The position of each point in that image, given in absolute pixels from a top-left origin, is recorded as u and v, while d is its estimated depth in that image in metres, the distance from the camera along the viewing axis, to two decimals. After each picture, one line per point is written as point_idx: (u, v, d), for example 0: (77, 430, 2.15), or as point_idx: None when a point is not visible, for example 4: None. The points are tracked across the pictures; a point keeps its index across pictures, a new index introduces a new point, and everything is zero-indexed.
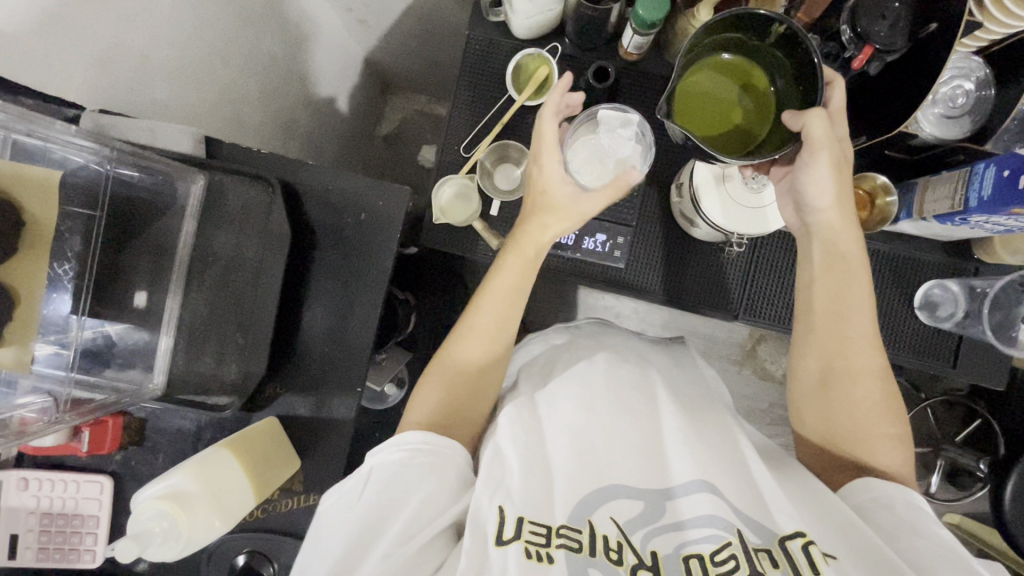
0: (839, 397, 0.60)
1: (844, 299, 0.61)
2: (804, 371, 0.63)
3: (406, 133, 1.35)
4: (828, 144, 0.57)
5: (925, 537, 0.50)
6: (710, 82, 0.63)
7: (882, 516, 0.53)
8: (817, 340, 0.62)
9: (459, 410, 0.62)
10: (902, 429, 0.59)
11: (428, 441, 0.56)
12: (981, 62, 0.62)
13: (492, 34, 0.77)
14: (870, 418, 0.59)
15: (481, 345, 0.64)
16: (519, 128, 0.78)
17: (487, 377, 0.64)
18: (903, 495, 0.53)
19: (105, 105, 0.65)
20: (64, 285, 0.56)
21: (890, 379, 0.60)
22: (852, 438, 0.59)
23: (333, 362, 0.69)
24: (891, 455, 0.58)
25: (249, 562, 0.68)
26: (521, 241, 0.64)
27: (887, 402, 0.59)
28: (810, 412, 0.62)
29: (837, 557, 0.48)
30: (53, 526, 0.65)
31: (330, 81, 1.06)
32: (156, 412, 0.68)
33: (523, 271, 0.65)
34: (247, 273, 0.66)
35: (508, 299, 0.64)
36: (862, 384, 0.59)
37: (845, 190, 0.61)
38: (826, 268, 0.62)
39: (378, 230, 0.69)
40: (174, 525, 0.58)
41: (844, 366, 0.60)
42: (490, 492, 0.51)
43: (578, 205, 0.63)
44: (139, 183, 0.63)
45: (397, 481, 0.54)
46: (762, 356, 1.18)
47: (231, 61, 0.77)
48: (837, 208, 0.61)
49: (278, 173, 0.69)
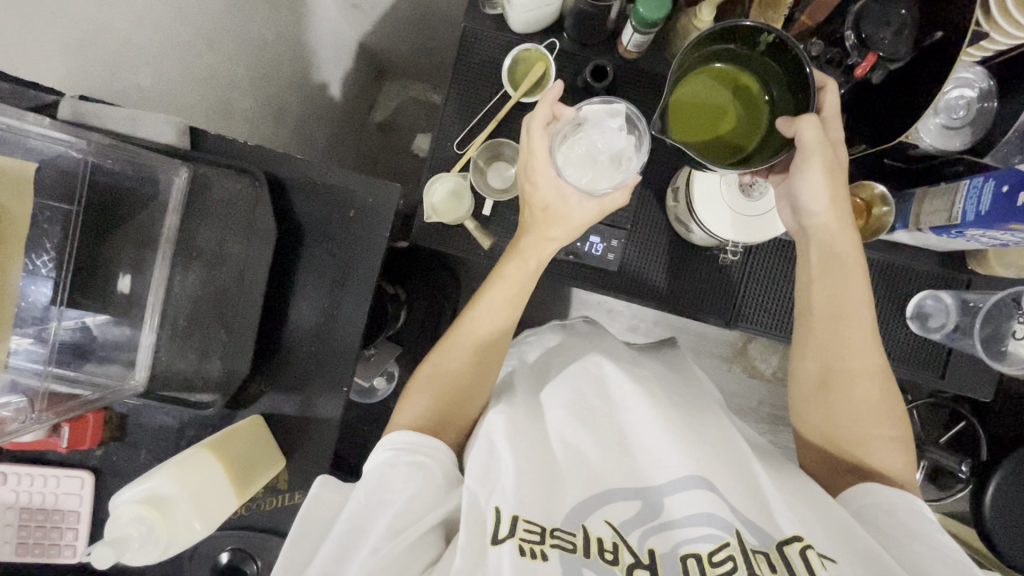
0: (839, 397, 0.60)
1: (846, 298, 0.61)
2: (803, 372, 0.63)
3: (400, 120, 1.32)
4: (821, 148, 0.57)
5: (924, 541, 0.50)
6: (702, 89, 0.62)
7: (880, 522, 0.53)
8: (817, 339, 0.62)
9: (446, 417, 0.61)
10: (901, 432, 0.59)
11: (413, 442, 0.56)
12: (984, 72, 0.61)
13: (488, 27, 0.75)
14: (869, 420, 0.58)
15: (468, 353, 0.64)
16: (515, 125, 0.76)
17: (475, 386, 0.64)
18: (904, 501, 0.53)
19: (84, 91, 0.62)
20: (42, 278, 0.55)
21: (889, 379, 0.60)
22: (852, 440, 0.59)
23: (319, 359, 0.68)
24: (891, 457, 0.57)
25: (232, 559, 0.68)
26: (524, 250, 0.65)
27: (887, 402, 0.59)
28: (808, 412, 0.62)
29: (835, 560, 0.47)
30: (33, 521, 0.64)
31: (323, 66, 1.03)
32: (137, 408, 0.66)
33: (526, 280, 0.66)
34: (232, 269, 0.64)
35: (508, 306, 0.65)
36: (860, 385, 0.59)
37: (840, 194, 0.60)
38: (830, 267, 0.61)
39: (369, 224, 0.67)
40: (153, 530, 0.56)
41: (843, 368, 0.60)
42: (487, 492, 0.51)
43: (574, 209, 0.64)
44: (120, 172, 0.61)
45: (383, 480, 0.53)
46: (752, 355, 1.19)
47: (219, 46, 0.75)
48: (833, 211, 0.60)
49: (265, 165, 0.67)
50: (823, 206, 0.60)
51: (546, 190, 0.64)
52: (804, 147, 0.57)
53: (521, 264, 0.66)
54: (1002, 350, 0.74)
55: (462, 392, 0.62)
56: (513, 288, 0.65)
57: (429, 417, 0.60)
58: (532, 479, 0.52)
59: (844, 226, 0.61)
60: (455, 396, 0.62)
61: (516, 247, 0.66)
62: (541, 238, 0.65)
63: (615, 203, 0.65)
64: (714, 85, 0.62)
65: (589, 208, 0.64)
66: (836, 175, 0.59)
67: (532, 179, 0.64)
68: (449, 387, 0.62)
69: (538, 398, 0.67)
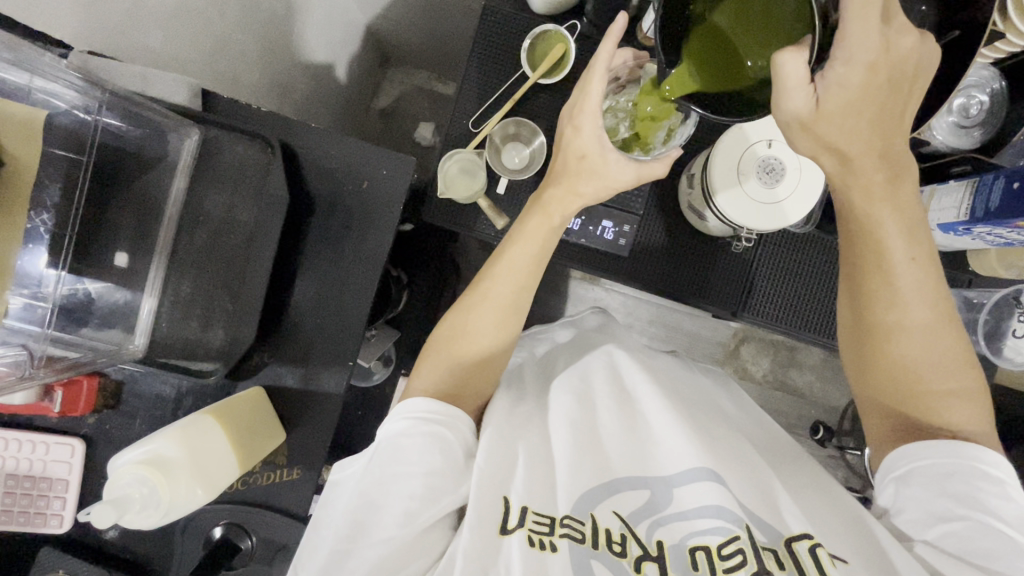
0: (873, 350, 0.56)
1: (880, 248, 0.54)
2: (843, 318, 0.59)
3: (404, 108, 1.32)
4: (803, 91, 0.47)
5: (971, 511, 0.47)
6: (700, 58, 0.51)
7: (932, 486, 0.50)
8: (847, 290, 0.58)
9: (466, 381, 0.61)
10: (964, 386, 0.53)
11: (428, 411, 0.56)
12: (996, 73, 0.63)
13: (508, 8, 0.75)
14: (919, 375, 0.54)
15: (494, 314, 0.63)
16: (530, 107, 0.76)
17: (495, 353, 0.63)
18: (966, 470, 0.49)
19: (94, 47, 0.60)
20: (41, 236, 0.53)
21: (947, 328, 0.54)
22: (903, 396, 0.54)
23: (324, 333, 0.67)
24: (956, 414, 0.52)
25: (226, 535, 0.66)
26: (547, 204, 0.64)
27: (938, 351, 0.53)
28: (851, 368, 0.59)
29: (847, 561, 0.47)
30: (18, 488, 0.61)
31: (331, 46, 1.01)
32: (135, 374, 0.65)
33: (546, 236, 0.64)
34: (240, 238, 0.63)
35: (526, 266, 0.64)
36: (896, 342, 0.54)
37: (878, 124, 0.51)
38: (857, 211, 0.55)
39: (380, 199, 0.66)
40: (154, 492, 0.56)
41: (881, 319, 0.55)
42: (494, 481, 0.52)
43: (608, 163, 0.62)
44: (127, 134, 0.60)
45: (396, 453, 0.53)
46: (744, 356, 1.20)
47: (234, 15, 0.73)
48: (863, 146, 0.52)
49: (278, 134, 0.66)
50: (807, 149, 0.54)
51: (588, 136, 0.62)
52: (784, 86, 0.47)
53: (543, 219, 0.64)
54: (999, 347, 0.75)
55: (482, 361, 0.62)
56: (535, 242, 0.64)
57: (445, 383, 0.60)
58: (537, 471, 0.54)
59: (864, 168, 0.53)
60: (473, 365, 0.62)
61: (540, 201, 0.65)
62: (567, 190, 0.64)
63: (652, 169, 0.62)
64: (709, 47, 0.51)
65: (625, 170, 0.62)
66: (824, 121, 0.50)
67: (576, 120, 0.62)
68: (466, 355, 0.62)
69: (547, 389, 0.67)
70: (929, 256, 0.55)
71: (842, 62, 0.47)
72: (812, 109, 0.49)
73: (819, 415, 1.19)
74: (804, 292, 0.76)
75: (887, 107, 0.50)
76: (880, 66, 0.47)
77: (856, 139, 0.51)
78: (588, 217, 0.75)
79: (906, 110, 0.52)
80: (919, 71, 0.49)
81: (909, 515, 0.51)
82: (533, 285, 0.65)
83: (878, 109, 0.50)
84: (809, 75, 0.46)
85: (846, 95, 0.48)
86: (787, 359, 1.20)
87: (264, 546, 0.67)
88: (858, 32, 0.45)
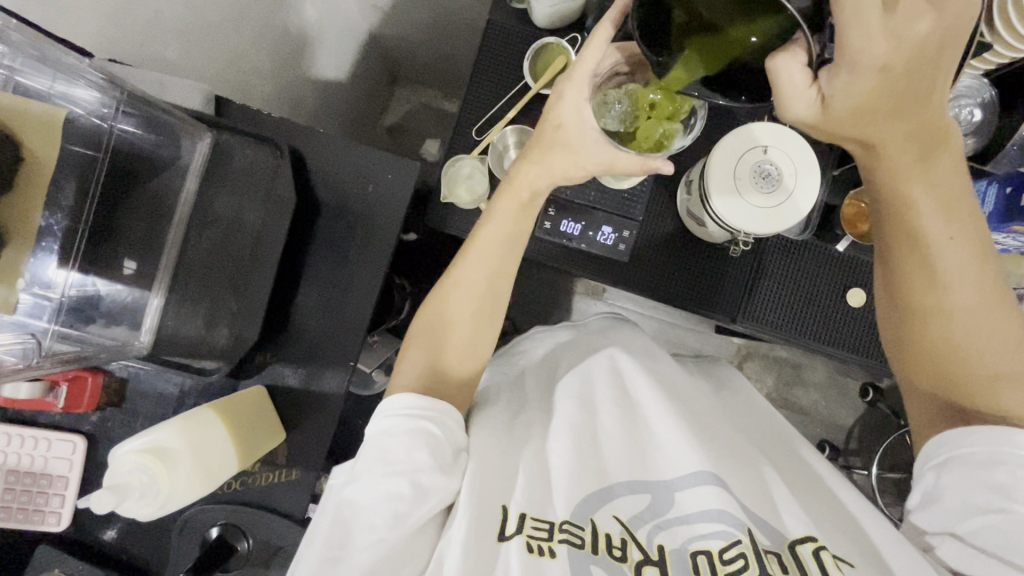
0: (913, 331, 0.56)
1: (915, 231, 0.54)
2: (880, 300, 0.59)
3: (410, 125, 1.35)
4: (807, 91, 0.48)
5: (1010, 505, 0.47)
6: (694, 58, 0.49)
7: (969, 479, 0.50)
8: (883, 272, 0.58)
9: (445, 372, 0.61)
10: (1017, 368, 0.52)
11: (411, 406, 0.55)
12: (987, 82, 0.64)
13: (511, 23, 0.78)
14: (964, 357, 0.53)
15: (469, 300, 0.63)
16: (532, 116, 0.78)
17: (476, 341, 0.64)
18: (1010, 459, 0.48)
19: (114, 55, 0.63)
20: (53, 238, 0.53)
21: (996, 308, 0.53)
22: (946, 378, 0.54)
23: (327, 334, 0.68)
24: (1009, 397, 0.51)
25: (223, 535, 0.65)
26: (514, 183, 0.65)
27: (984, 332, 0.53)
28: (891, 348, 0.59)
29: (852, 564, 0.47)
30: (19, 484, 0.62)
31: (341, 64, 1.05)
32: (139, 372, 0.65)
33: (519, 215, 0.65)
34: (248, 239, 0.64)
35: (505, 244, 0.65)
36: (937, 324, 0.54)
37: (901, 107, 0.49)
38: (889, 194, 0.54)
39: (383, 202, 0.68)
40: (153, 482, 0.56)
41: (920, 301, 0.55)
42: (489, 494, 0.52)
43: (586, 148, 0.62)
44: (140, 140, 0.60)
45: (385, 452, 0.53)
46: (747, 373, 1.20)
47: (248, 31, 0.76)
48: (885, 133, 0.51)
49: (288, 139, 0.69)
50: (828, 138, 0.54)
51: (569, 107, 0.61)
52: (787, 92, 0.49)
53: (512, 198, 0.65)
54: None
55: (465, 349, 0.63)
56: (512, 221, 0.65)
57: (425, 376, 0.60)
58: (536, 478, 0.54)
59: (889, 152, 0.52)
60: (453, 353, 0.62)
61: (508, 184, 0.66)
62: (544, 172, 0.64)
63: None
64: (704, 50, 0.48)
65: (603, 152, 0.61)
66: (841, 114, 0.50)
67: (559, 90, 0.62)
68: (450, 348, 0.62)
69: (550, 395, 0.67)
70: (973, 232, 0.53)
71: (848, 69, 0.47)
72: (818, 108, 0.50)
73: (825, 435, 1.17)
74: (803, 298, 0.77)
75: (910, 92, 0.49)
76: (892, 64, 0.46)
77: (878, 127, 0.51)
78: (588, 223, 0.77)
79: (936, 87, 0.50)
80: (944, 48, 0.47)
81: (944, 507, 0.51)
82: (516, 259, 0.66)
83: (900, 96, 0.49)
84: (809, 78, 0.48)
85: (855, 98, 0.49)
86: (791, 376, 1.19)
87: (262, 548, 0.67)
88: (857, 38, 0.45)
